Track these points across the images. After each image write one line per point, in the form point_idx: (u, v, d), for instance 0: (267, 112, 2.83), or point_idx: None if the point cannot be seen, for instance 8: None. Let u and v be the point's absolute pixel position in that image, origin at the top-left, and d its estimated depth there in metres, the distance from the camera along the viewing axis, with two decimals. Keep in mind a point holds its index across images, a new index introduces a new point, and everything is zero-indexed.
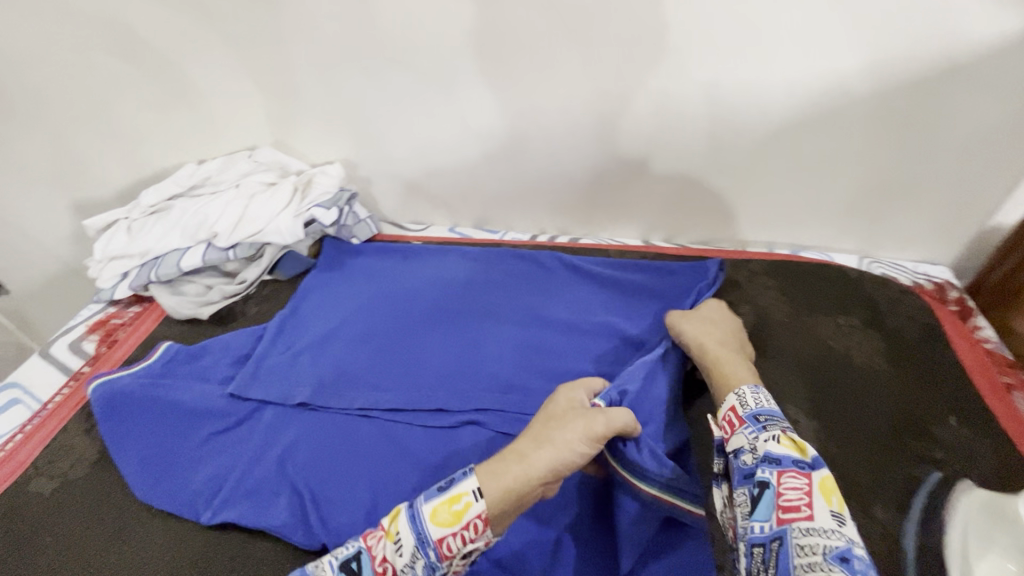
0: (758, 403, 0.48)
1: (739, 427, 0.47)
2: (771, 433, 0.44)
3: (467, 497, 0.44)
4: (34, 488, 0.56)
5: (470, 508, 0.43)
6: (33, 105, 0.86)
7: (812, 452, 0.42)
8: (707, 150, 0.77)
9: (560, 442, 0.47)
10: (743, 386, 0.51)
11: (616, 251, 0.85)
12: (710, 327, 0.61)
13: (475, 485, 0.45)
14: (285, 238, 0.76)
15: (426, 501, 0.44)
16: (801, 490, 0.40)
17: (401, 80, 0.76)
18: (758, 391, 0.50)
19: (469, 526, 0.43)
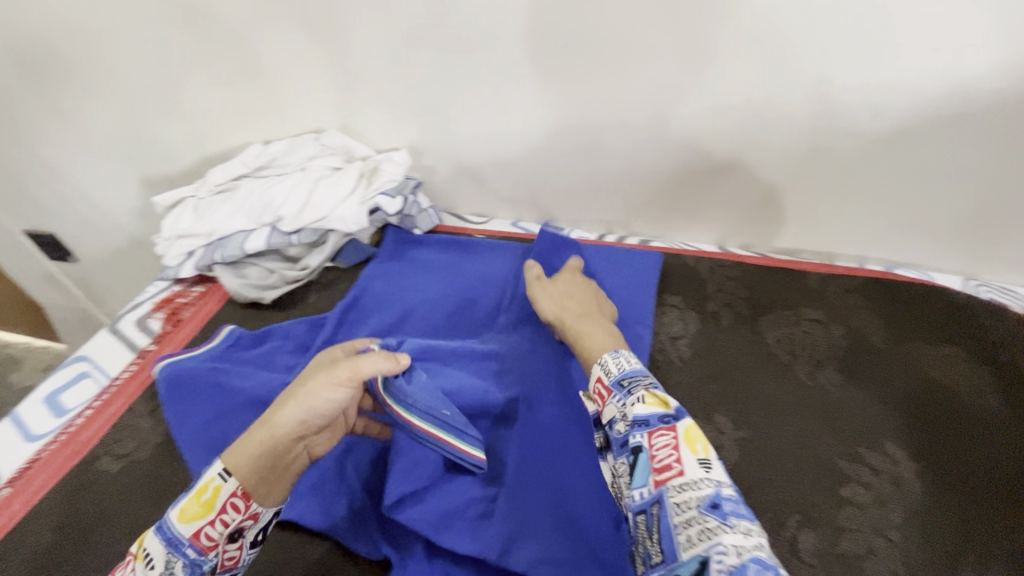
0: (620, 367, 0.47)
1: (607, 398, 0.45)
2: (636, 395, 0.43)
3: (215, 483, 0.41)
4: (99, 466, 0.55)
5: (222, 493, 0.41)
6: (111, 81, 0.86)
7: (673, 402, 0.42)
8: (804, 155, 0.71)
9: (301, 394, 0.45)
10: (604, 353, 0.50)
11: (692, 256, 0.77)
12: (567, 301, 0.61)
13: (221, 466, 0.41)
14: (350, 226, 0.74)
15: (174, 506, 0.41)
16: (670, 445, 0.40)
17: (478, 68, 0.72)
18: (618, 355, 0.48)
19: (227, 508, 0.41)
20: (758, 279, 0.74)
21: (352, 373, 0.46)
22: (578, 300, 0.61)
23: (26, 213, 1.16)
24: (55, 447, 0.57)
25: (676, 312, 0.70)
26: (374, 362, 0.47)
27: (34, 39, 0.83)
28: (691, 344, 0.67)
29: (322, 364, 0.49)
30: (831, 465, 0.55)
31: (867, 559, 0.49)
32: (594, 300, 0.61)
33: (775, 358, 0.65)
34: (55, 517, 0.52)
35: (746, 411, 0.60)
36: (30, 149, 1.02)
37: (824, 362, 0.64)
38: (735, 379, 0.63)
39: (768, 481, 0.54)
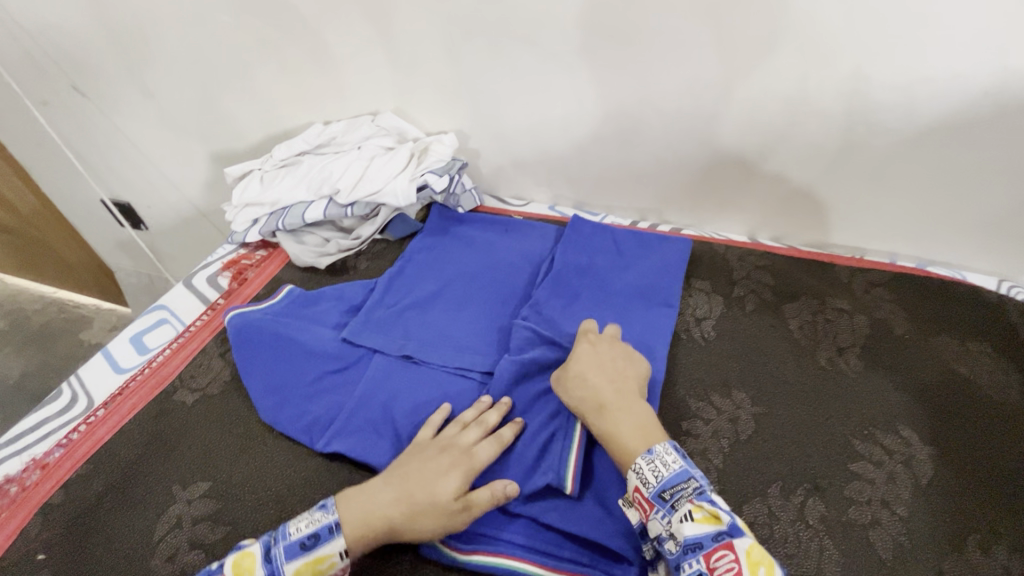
0: (658, 475, 0.48)
1: (651, 512, 0.47)
2: (683, 511, 0.46)
3: (333, 557, 0.48)
4: (178, 397, 0.63)
5: (333, 569, 0.49)
6: (192, 63, 0.95)
7: (723, 517, 0.46)
8: (837, 150, 0.73)
9: (435, 523, 0.49)
10: (637, 454, 0.50)
11: (721, 244, 0.79)
12: (593, 378, 0.56)
13: (341, 546, 0.49)
14: (400, 201, 0.79)
15: (290, 563, 0.48)
16: (732, 568, 0.44)
17: (527, 58, 0.77)
18: (652, 459, 0.49)
19: None
20: (785, 268, 0.76)
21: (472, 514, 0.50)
22: (607, 382, 0.55)
23: (108, 182, 1.28)
24: (140, 379, 0.65)
25: (702, 295, 0.73)
26: (491, 497, 0.50)
27: (127, 22, 0.93)
28: (715, 326, 0.70)
29: (457, 494, 0.50)
30: (844, 443, 0.58)
31: (872, 528, 0.51)
32: (622, 372, 0.57)
33: (797, 343, 0.68)
34: (139, 436, 0.59)
35: (764, 390, 0.63)
36: (115, 123, 1.12)
37: (846, 349, 0.66)
38: (756, 359, 0.66)
39: (782, 453, 0.57)
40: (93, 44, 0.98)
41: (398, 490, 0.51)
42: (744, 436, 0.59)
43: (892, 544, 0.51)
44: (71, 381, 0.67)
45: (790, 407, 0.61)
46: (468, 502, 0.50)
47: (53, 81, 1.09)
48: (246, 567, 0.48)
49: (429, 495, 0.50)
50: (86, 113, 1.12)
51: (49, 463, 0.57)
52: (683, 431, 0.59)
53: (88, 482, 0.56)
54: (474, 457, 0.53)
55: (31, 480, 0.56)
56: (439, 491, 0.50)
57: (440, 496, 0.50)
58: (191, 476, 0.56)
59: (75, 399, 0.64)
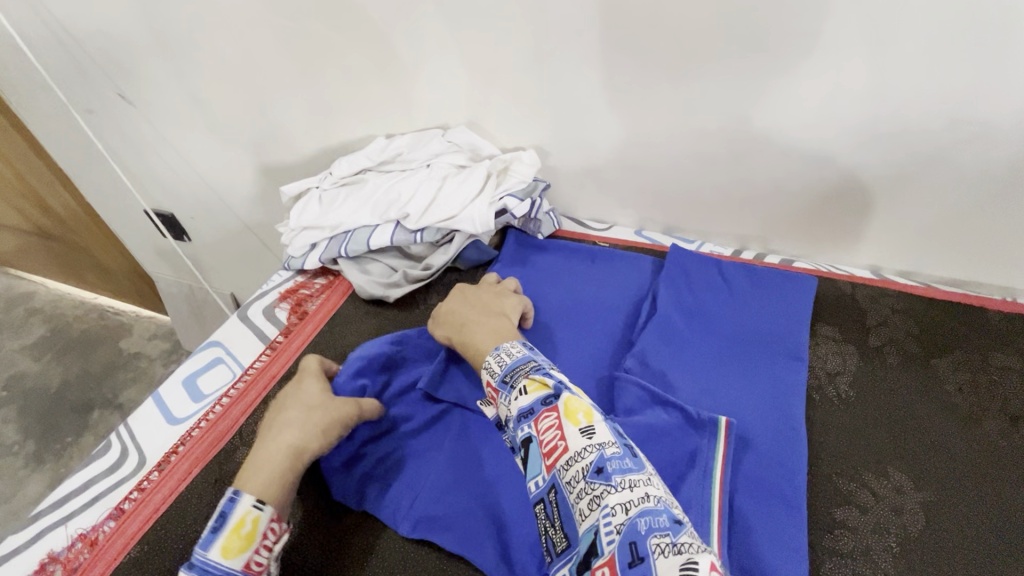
0: (501, 364, 0.51)
1: (498, 397, 0.50)
2: (519, 387, 0.48)
3: (251, 514, 0.45)
4: (239, 458, 0.55)
5: (261, 522, 0.45)
6: (246, 71, 0.88)
7: (552, 383, 0.47)
8: (1003, 177, 0.61)
9: (336, 425, 0.52)
10: (489, 353, 0.54)
11: (847, 282, 0.69)
12: (459, 304, 0.61)
13: (252, 499, 0.45)
14: (476, 228, 0.71)
15: (211, 548, 0.43)
16: (553, 426, 0.45)
17: (625, 66, 0.67)
18: (499, 353, 0.52)
19: (267, 533, 0.45)
20: (930, 316, 0.65)
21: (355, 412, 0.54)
22: (460, 308, 0.61)
23: (151, 191, 1.23)
24: (196, 434, 0.57)
25: (833, 345, 0.63)
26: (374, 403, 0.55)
27: (178, 26, 0.86)
28: (853, 384, 0.60)
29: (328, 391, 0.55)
30: None
31: None
32: (482, 297, 0.62)
33: (958, 408, 0.57)
34: (198, 507, 0.52)
35: (928, 469, 0.52)
36: (161, 132, 1.06)
37: (1021, 420, 0.55)
38: (911, 428, 0.56)
39: (961, 558, 0.47)
40: (141, 47, 0.92)
41: (281, 422, 0.52)
42: (914, 532, 0.48)
43: None
44: (119, 433, 0.60)
45: (965, 495, 0.51)
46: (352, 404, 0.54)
47: (99, 90, 1.03)
48: None
49: (305, 409, 0.52)
50: (131, 121, 1.07)
51: (98, 539, 0.50)
52: (837, 523, 0.49)
53: (143, 567, 0.48)
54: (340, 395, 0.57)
55: (78, 562, 0.49)
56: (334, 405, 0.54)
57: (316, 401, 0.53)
58: None
59: (125, 456, 0.57)
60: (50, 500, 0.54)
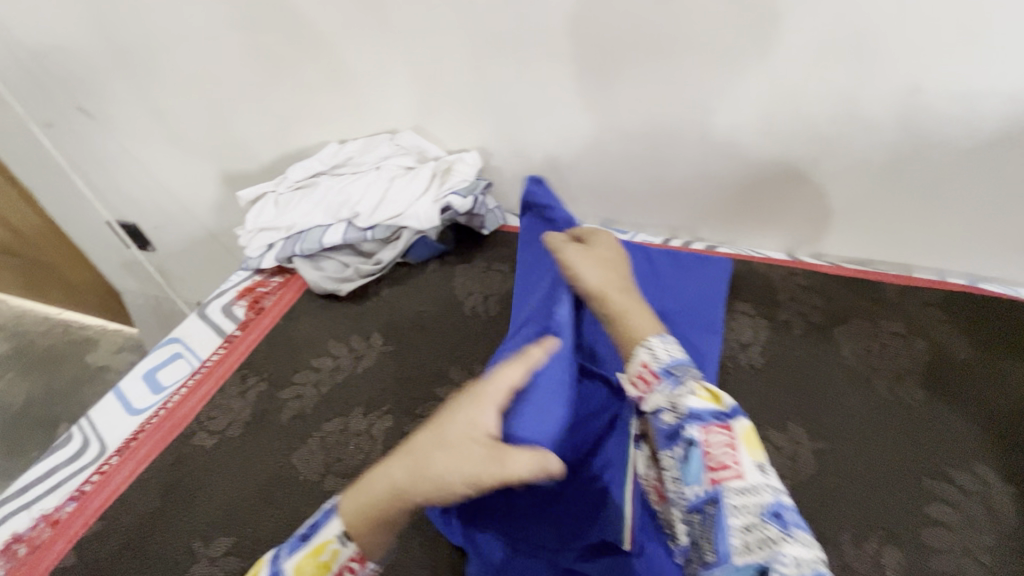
0: (667, 352, 0.46)
1: (654, 385, 0.45)
2: (688, 387, 0.44)
3: (332, 544, 0.43)
4: (196, 441, 0.59)
5: (340, 555, 0.43)
6: (202, 81, 0.92)
7: (726, 400, 0.44)
8: (888, 163, 0.69)
9: (441, 484, 0.39)
10: (652, 335, 0.47)
11: (762, 264, 0.75)
12: (609, 268, 0.55)
13: (339, 529, 0.43)
14: (422, 224, 0.76)
15: (289, 559, 0.43)
16: (725, 445, 0.41)
17: (554, 71, 0.73)
18: (664, 340, 0.47)
19: (344, 568, 0.43)
20: (832, 290, 0.72)
21: (497, 475, 0.38)
22: (613, 272, 0.54)
23: (114, 203, 1.25)
24: (156, 421, 0.61)
25: (747, 320, 0.69)
26: (530, 461, 0.38)
27: (135, 40, 0.89)
28: (763, 353, 0.66)
29: (468, 440, 0.40)
30: (917, 483, 0.53)
31: None
32: (620, 269, 0.56)
33: (853, 370, 0.63)
34: (156, 486, 0.55)
35: (823, 422, 0.59)
36: (122, 144, 1.09)
37: (906, 378, 0.62)
38: (811, 388, 0.62)
39: (848, 497, 0.53)
40: (99, 62, 0.95)
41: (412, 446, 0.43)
42: (805, 477, 0.55)
43: None
44: (82, 424, 0.63)
45: (851, 443, 0.57)
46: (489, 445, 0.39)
47: (58, 104, 1.06)
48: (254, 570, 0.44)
49: (426, 453, 0.41)
50: (92, 134, 1.09)
51: (60, 519, 0.53)
52: None
53: (103, 541, 0.52)
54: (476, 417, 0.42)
55: (42, 539, 0.52)
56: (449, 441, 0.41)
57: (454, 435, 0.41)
58: (215, 532, 0.52)
59: (87, 444, 0.60)
60: (14, 487, 0.58)
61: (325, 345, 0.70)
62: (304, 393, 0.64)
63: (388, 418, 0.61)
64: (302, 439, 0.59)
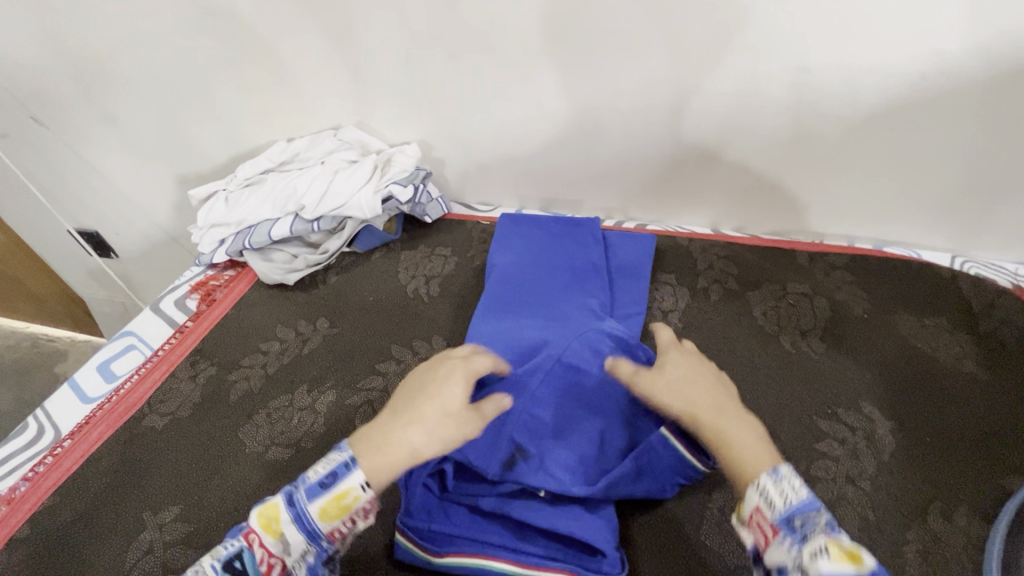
0: (785, 497, 0.42)
1: (774, 537, 0.41)
2: (817, 544, 0.39)
3: (354, 491, 0.47)
4: (147, 422, 0.63)
5: (358, 502, 0.47)
6: (151, 86, 0.95)
7: (866, 560, 0.38)
8: (789, 139, 0.75)
9: (457, 437, 0.50)
10: (759, 470, 0.44)
11: (684, 237, 0.81)
12: (691, 389, 0.51)
13: (361, 480, 0.47)
14: (365, 213, 0.79)
15: (313, 502, 0.46)
16: None
17: (482, 65, 0.78)
18: (778, 478, 0.43)
19: (357, 513, 0.47)
20: (747, 258, 0.77)
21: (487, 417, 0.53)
22: (700, 390, 0.51)
23: (72, 211, 1.26)
24: (108, 406, 0.65)
25: (669, 288, 0.75)
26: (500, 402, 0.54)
27: (81, 49, 0.92)
28: (682, 318, 0.71)
29: (462, 401, 0.52)
30: (811, 424, 0.59)
31: (837, 505, 0.53)
32: (712, 384, 0.52)
33: (762, 329, 0.69)
34: (108, 465, 0.59)
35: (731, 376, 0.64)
36: (78, 152, 1.11)
37: (809, 333, 0.68)
38: (722, 345, 0.68)
39: None
40: (47, 71, 0.97)
41: (413, 415, 0.51)
42: None
43: (857, 517, 0.52)
44: (38, 413, 0.67)
45: (755, 392, 0.63)
46: (475, 409, 0.52)
47: (9, 114, 1.07)
48: (270, 514, 0.47)
49: (451, 412, 0.51)
50: (45, 143, 1.11)
51: (16, 497, 0.57)
52: None
53: (56, 514, 0.56)
54: (467, 363, 0.56)
55: None
56: (452, 406, 0.51)
57: (456, 406, 0.52)
58: (162, 501, 0.56)
59: (43, 432, 0.64)
60: None
61: (274, 330, 0.73)
62: (251, 374, 0.67)
63: (329, 393, 0.65)
64: (248, 416, 0.63)
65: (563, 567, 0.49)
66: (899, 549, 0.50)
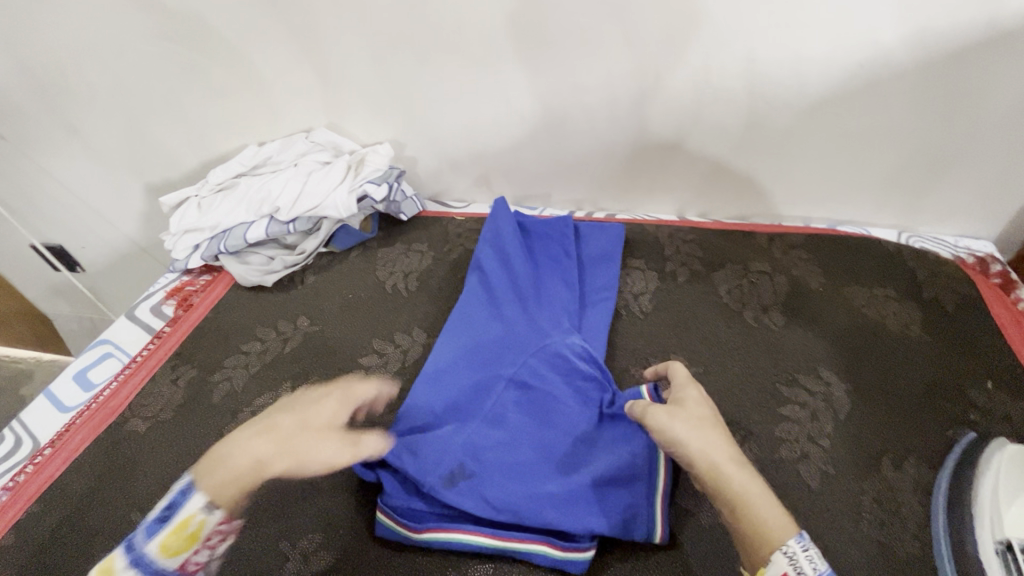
0: (815, 567, 0.40)
1: None
2: None
3: (197, 515, 0.52)
4: (130, 426, 0.63)
5: (206, 522, 0.53)
6: (116, 94, 0.94)
7: None
8: (743, 127, 0.79)
9: (307, 454, 0.57)
10: (790, 541, 0.42)
11: (652, 224, 0.85)
12: (710, 434, 0.49)
13: (203, 500, 0.53)
14: (341, 212, 0.80)
15: (151, 540, 0.50)
16: None
17: (450, 64, 0.80)
18: (807, 545, 0.41)
19: (209, 536, 0.53)
20: (711, 241, 0.81)
21: (348, 449, 0.57)
22: (716, 439, 0.48)
23: (34, 225, 1.23)
24: (87, 414, 0.65)
25: (639, 272, 0.78)
26: (378, 443, 0.57)
27: (41, 59, 0.91)
28: (652, 300, 0.75)
29: (335, 413, 0.62)
30: (773, 391, 0.63)
31: (801, 462, 0.56)
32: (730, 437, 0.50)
33: (726, 306, 0.73)
34: (92, 471, 0.59)
35: (701, 351, 0.68)
36: (39, 163, 1.09)
37: (769, 308, 0.72)
38: (691, 324, 0.71)
39: (717, 408, 0.62)
40: (5, 82, 0.95)
41: (279, 435, 0.58)
42: None
43: (819, 472, 0.56)
44: (13, 425, 0.66)
45: (723, 365, 0.66)
46: (347, 443, 0.57)
47: None
48: (109, 565, 0.48)
49: (307, 428, 0.59)
50: (3, 156, 1.08)
51: None
52: None
53: (39, 520, 0.56)
54: (350, 389, 0.65)
55: None
56: (323, 416, 0.61)
57: (321, 419, 0.60)
58: (149, 502, 0.56)
59: (20, 443, 0.64)
60: None
61: (254, 330, 0.74)
62: (234, 374, 0.68)
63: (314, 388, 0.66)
64: (233, 414, 0.63)
65: (538, 537, 0.51)
66: (858, 497, 0.54)
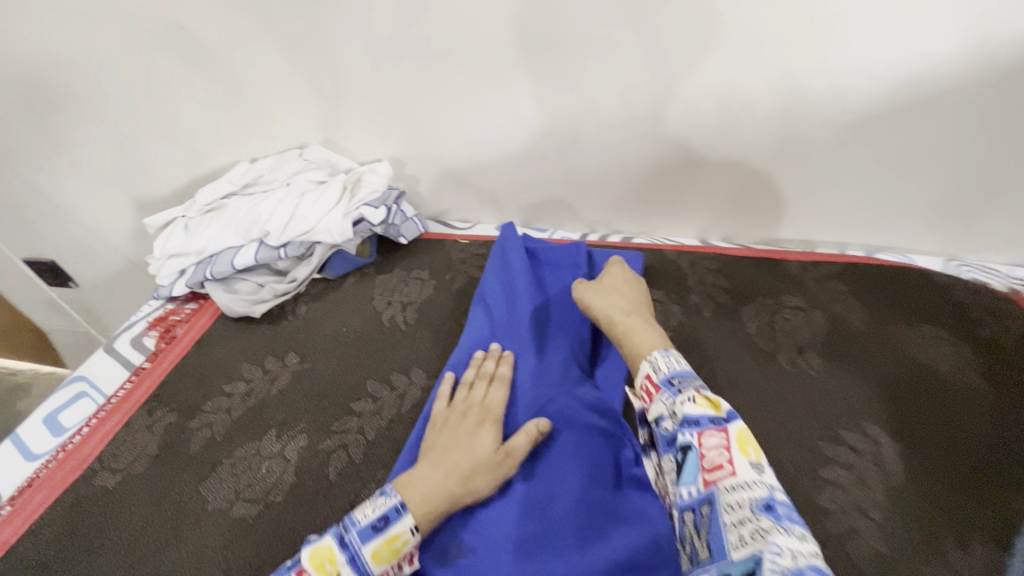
0: (671, 365, 0.48)
1: (656, 395, 0.47)
2: (686, 395, 0.45)
3: (405, 534, 0.46)
4: (98, 480, 0.57)
5: (408, 544, 0.46)
6: (101, 108, 0.89)
7: (724, 407, 0.44)
8: (774, 146, 0.72)
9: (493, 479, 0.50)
10: (655, 351, 0.51)
11: (673, 251, 0.78)
12: (613, 293, 0.59)
13: (412, 522, 0.46)
14: (335, 237, 0.74)
15: (366, 544, 0.45)
16: (721, 447, 0.42)
17: (454, 77, 0.74)
18: (667, 354, 0.49)
19: (406, 556, 0.46)
20: (739, 270, 0.74)
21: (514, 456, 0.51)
22: (615, 295, 0.59)
23: (23, 240, 1.19)
24: (54, 464, 0.59)
25: (659, 306, 0.71)
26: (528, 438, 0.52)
27: (23, 71, 0.86)
28: (674, 337, 0.68)
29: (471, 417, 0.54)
30: (813, 449, 0.56)
31: (850, 538, 0.50)
32: (638, 295, 0.60)
33: (757, 345, 0.66)
34: (55, 533, 0.54)
35: (731, 398, 0.61)
36: (25, 177, 1.04)
37: (805, 349, 0.65)
38: (719, 365, 0.64)
39: None
40: None
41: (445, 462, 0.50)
42: None
43: (868, 550, 0.49)
44: None
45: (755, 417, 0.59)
46: (504, 448, 0.51)
47: None
48: (323, 555, 0.45)
49: (476, 453, 0.51)
50: None
51: None
52: None
53: None
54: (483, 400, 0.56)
55: None
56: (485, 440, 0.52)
57: (485, 444, 0.51)
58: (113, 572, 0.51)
59: None
60: None
61: (238, 369, 0.68)
62: (215, 420, 0.62)
63: (301, 438, 0.60)
64: (210, 468, 0.57)
65: None
66: None
